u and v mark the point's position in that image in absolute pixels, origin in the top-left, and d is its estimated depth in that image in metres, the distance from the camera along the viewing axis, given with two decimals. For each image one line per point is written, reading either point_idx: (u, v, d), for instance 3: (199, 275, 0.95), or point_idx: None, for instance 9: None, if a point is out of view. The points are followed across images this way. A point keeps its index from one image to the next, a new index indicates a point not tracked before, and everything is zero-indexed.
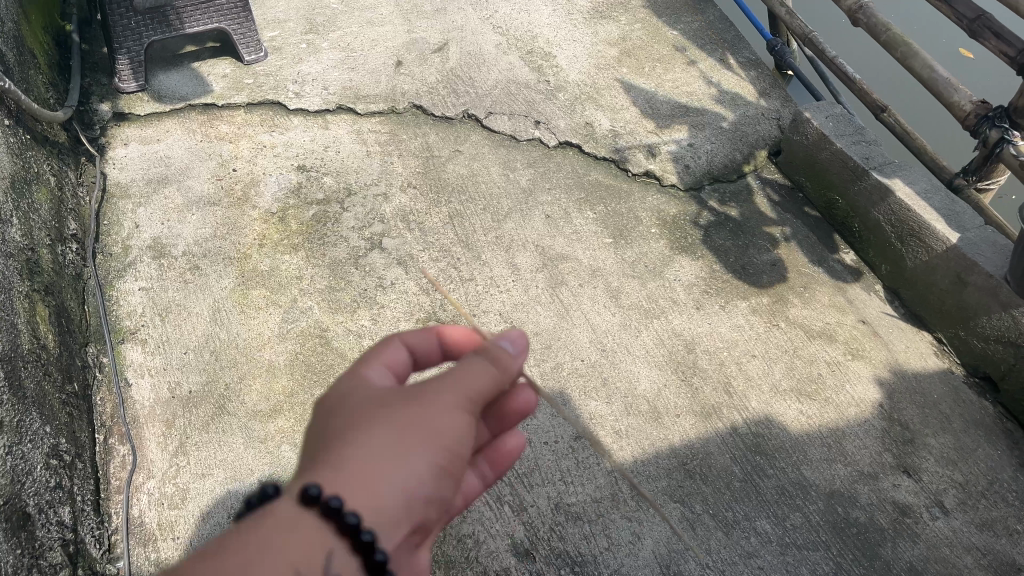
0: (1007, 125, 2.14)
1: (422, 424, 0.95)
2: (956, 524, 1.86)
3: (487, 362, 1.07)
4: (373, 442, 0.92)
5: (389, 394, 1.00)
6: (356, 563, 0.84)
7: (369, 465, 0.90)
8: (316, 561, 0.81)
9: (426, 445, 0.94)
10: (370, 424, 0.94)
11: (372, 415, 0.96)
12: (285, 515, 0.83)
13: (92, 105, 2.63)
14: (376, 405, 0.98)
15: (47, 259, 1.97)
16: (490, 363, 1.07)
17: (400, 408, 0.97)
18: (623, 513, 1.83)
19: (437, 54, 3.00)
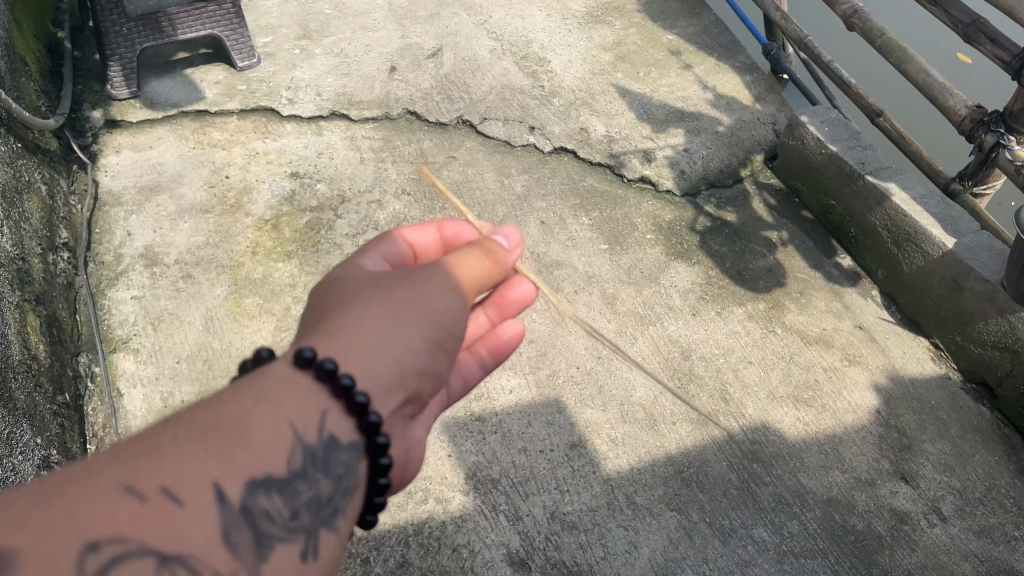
0: (1003, 130, 2.15)
1: (417, 297, 1.06)
2: (954, 531, 1.86)
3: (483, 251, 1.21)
4: (371, 311, 1.02)
5: (394, 273, 1.11)
6: (346, 424, 0.94)
7: (369, 332, 1.00)
8: (307, 420, 0.91)
9: (420, 317, 1.05)
10: (369, 296, 1.04)
11: (371, 289, 1.05)
12: (281, 376, 0.92)
13: (84, 112, 2.61)
14: (379, 281, 1.08)
15: (38, 268, 1.96)
16: (486, 252, 1.22)
17: (396, 282, 1.07)
18: (620, 522, 1.82)
19: (431, 59, 2.99)
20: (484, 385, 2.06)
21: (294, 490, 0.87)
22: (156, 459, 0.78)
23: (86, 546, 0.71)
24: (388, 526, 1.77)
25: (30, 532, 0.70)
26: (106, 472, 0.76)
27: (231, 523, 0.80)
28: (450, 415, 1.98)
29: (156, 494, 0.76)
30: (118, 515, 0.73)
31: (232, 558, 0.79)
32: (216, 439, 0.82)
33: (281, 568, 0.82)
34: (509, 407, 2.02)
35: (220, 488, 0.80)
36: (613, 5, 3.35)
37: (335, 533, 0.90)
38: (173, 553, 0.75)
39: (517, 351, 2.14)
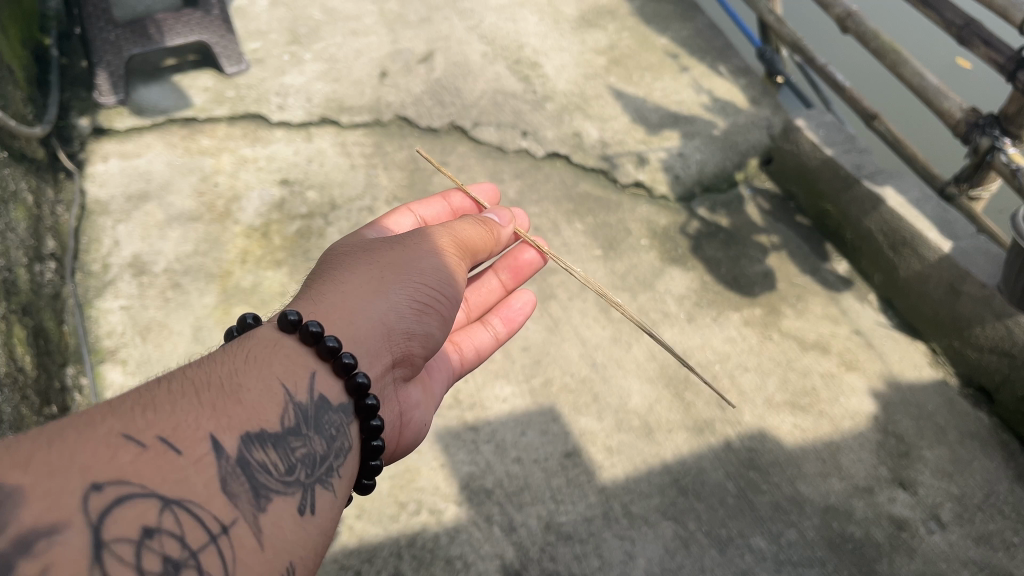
0: (998, 132, 2.12)
1: (403, 266, 1.32)
2: (953, 538, 1.83)
3: (467, 232, 1.49)
4: (363, 278, 1.28)
5: (386, 242, 1.39)
6: (332, 383, 1.14)
7: (360, 294, 1.26)
8: (297, 381, 1.10)
9: (404, 282, 1.31)
10: (361, 266, 1.31)
11: (365, 260, 1.33)
12: (274, 341, 1.13)
13: (71, 120, 2.58)
14: (376, 247, 1.37)
15: (24, 278, 1.92)
16: (470, 234, 1.49)
17: (389, 251, 1.35)
18: (615, 532, 1.79)
19: (422, 64, 2.96)
20: (478, 394, 2.04)
21: (285, 445, 1.02)
22: (157, 416, 0.93)
23: (91, 486, 0.82)
24: (380, 538, 1.75)
25: (40, 475, 0.81)
26: (108, 428, 0.89)
27: (227, 472, 0.93)
28: (443, 425, 1.96)
29: (156, 444, 0.90)
30: (120, 461, 0.86)
31: (229, 503, 0.91)
32: (212, 400, 0.99)
33: (281, 511, 0.96)
34: (503, 416, 2.00)
35: (215, 440, 0.95)
36: (605, 8, 3.33)
37: (327, 489, 1.04)
38: (174, 497, 0.87)
39: (511, 360, 2.12)
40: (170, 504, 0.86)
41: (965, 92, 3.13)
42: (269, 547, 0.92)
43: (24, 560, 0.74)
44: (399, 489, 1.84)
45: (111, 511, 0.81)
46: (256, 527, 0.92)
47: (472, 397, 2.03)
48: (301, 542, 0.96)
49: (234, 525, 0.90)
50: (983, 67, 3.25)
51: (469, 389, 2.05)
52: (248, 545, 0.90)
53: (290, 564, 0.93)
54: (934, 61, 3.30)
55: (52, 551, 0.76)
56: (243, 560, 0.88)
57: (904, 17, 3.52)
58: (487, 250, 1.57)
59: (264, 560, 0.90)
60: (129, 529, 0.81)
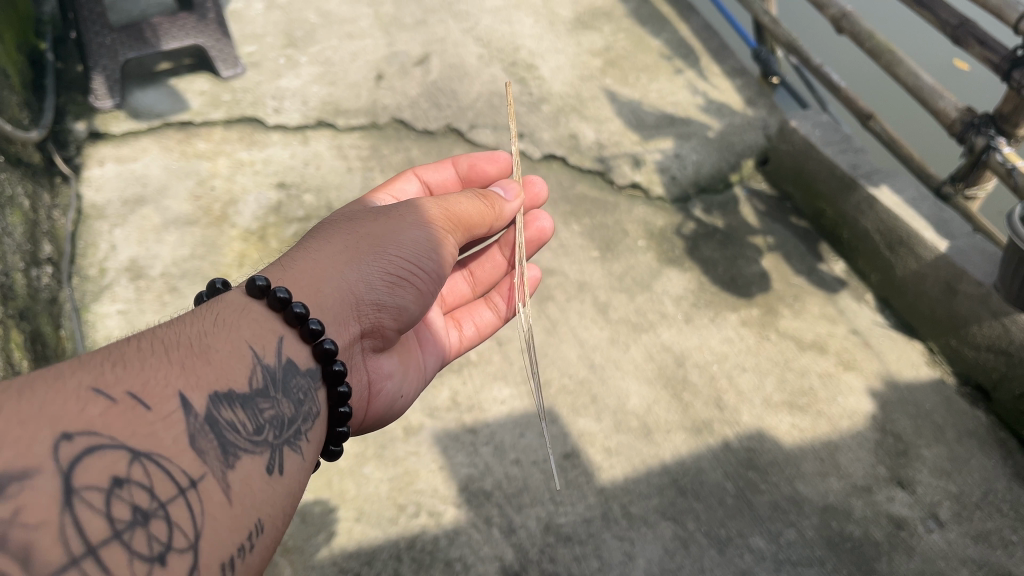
0: (993, 132, 2.14)
1: (381, 238, 1.31)
2: (952, 536, 1.84)
3: (463, 207, 1.45)
4: (338, 247, 1.28)
5: (372, 212, 1.38)
6: (300, 349, 1.13)
7: (332, 262, 1.25)
8: (265, 344, 1.08)
9: (379, 254, 1.30)
10: (340, 235, 1.30)
11: (345, 229, 1.33)
12: (242, 305, 1.11)
13: (67, 124, 2.58)
14: (359, 218, 1.36)
15: (21, 283, 1.91)
16: (466, 209, 1.46)
17: (372, 223, 1.34)
18: (615, 533, 1.79)
19: (418, 66, 2.97)
20: (476, 396, 2.04)
21: (253, 406, 1.01)
22: (125, 371, 0.90)
23: (61, 435, 0.78)
24: (380, 541, 1.75)
25: (8, 421, 0.76)
26: (76, 380, 0.85)
27: (196, 429, 0.91)
28: (441, 427, 1.97)
29: (125, 397, 0.87)
30: (89, 413, 0.82)
31: (198, 459, 0.89)
32: (181, 358, 0.96)
33: (250, 470, 0.94)
34: (502, 418, 2.00)
35: (184, 397, 0.92)
36: (601, 10, 3.34)
37: (294, 452, 1.03)
38: (143, 449, 0.84)
39: (509, 362, 2.12)
40: (141, 456, 0.83)
41: (959, 93, 3.13)
42: (238, 502, 0.90)
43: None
44: (398, 491, 1.84)
45: (82, 459, 0.78)
46: (225, 483, 0.90)
47: (470, 399, 2.03)
48: (270, 501, 0.95)
49: (205, 480, 0.88)
50: (980, 68, 3.26)
51: (467, 391, 2.05)
52: (217, 500, 0.88)
53: (258, 521, 0.92)
54: (933, 63, 3.29)
55: (24, 495, 0.72)
56: (213, 514, 0.86)
57: (899, 18, 3.52)
58: (486, 225, 1.54)
59: (233, 515, 0.89)
60: (100, 478, 0.78)
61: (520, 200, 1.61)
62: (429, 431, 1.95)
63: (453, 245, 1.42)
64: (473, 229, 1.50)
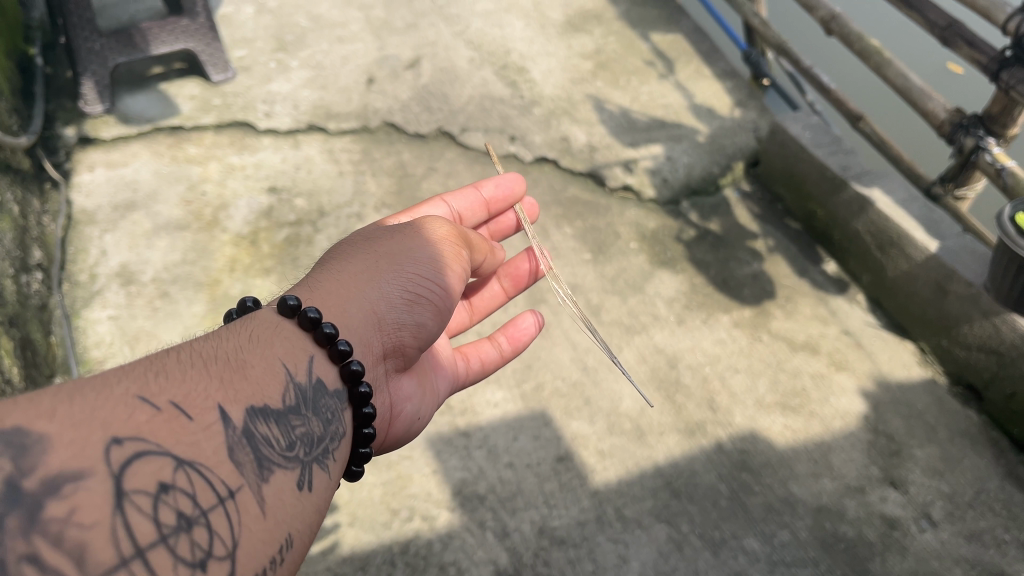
0: (982, 132, 2.14)
1: (399, 257, 1.29)
2: (945, 536, 1.84)
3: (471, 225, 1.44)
4: (358, 266, 1.25)
5: (387, 231, 1.35)
6: (328, 369, 1.11)
7: (353, 282, 1.23)
8: (296, 362, 1.06)
9: (398, 272, 1.27)
10: (358, 254, 1.28)
11: (363, 248, 1.30)
12: (274, 323, 1.09)
13: (57, 130, 2.56)
14: (375, 237, 1.33)
15: (11, 290, 1.90)
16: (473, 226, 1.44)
17: (389, 241, 1.32)
18: (609, 536, 1.79)
19: (409, 70, 2.96)
20: (469, 400, 2.04)
21: (286, 422, 0.99)
22: (168, 381, 0.89)
23: (112, 440, 0.78)
24: (373, 546, 1.74)
25: (62, 424, 0.77)
26: (122, 387, 0.85)
27: (234, 441, 0.89)
28: (434, 431, 1.96)
29: (169, 407, 0.86)
30: (136, 419, 0.82)
31: (237, 470, 0.88)
32: (220, 371, 0.96)
33: (283, 483, 0.92)
34: (495, 421, 2.00)
35: (223, 410, 0.91)
36: (592, 13, 3.34)
37: (322, 470, 1.00)
38: (187, 458, 0.83)
39: (502, 365, 2.12)
40: (184, 465, 0.82)
41: (953, 96, 3.14)
42: (272, 516, 0.89)
43: (49, 504, 0.71)
44: (391, 496, 1.84)
45: (132, 465, 0.78)
46: (260, 497, 0.88)
47: (463, 403, 2.03)
48: (299, 516, 0.93)
49: (242, 492, 0.87)
50: (973, 72, 3.27)
51: (460, 395, 2.05)
52: (253, 512, 0.86)
53: (289, 536, 0.90)
54: (927, 66, 3.30)
55: (78, 496, 0.73)
56: (248, 526, 0.85)
57: (893, 22, 3.53)
58: (481, 260, 1.53)
59: (267, 529, 0.87)
60: (147, 484, 0.77)
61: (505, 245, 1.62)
62: (421, 435, 1.95)
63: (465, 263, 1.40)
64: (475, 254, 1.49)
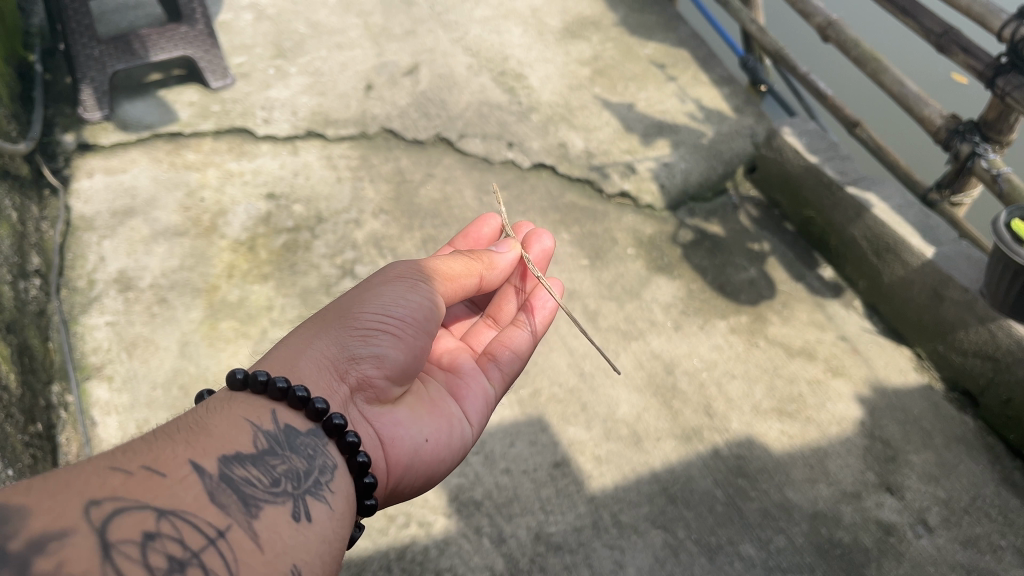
0: (978, 139, 2.15)
1: (348, 305, 1.29)
2: (940, 542, 1.84)
3: (440, 263, 1.42)
4: (308, 327, 1.27)
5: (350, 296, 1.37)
6: (294, 416, 1.10)
7: (300, 340, 1.24)
8: (258, 415, 1.07)
9: (345, 317, 1.27)
10: (310, 318, 1.30)
11: (319, 314, 1.32)
12: (225, 398, 1.09)
13: (56, 136, 2.57)
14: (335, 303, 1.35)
15: (9, 296, 1.90)
16: (444, 264, 1.43)
17: (342, 298, 1.33)
18: (605, 542, 1.80)
19: (407, 77, 2.98)
20: None
21: (265, 463, 1.01)
22: (137, 451, 0.93)
23: (90, 502, 0.82)
24: (370, 552, 1.74)
25: (39, 496, 0.81)
26: (92, 462, 0.89)
27: (214, 488, 0.93)
28: None
29: (141, 469, 0.90)
30: (110, 484, 0.86)
31: (221, 512, 0.91)
32: (184, 436, 0.98)
33: (275, 518, 0.95)
34: (491, 427, 2.00)
35: (196, 464, 0.94)
36: (589, 20, 3.35)
37: (319, 500, 1.02)
38: (169, 508, 0.87)
39: None
40: (167, 514, 0.86)
41: (950, 102, 3.15)
42: (270, 550, 0.91)
43: (37, 560, 0.75)
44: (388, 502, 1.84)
45: (113, 519, 0.82)
46: (252, 533, 0.91)
47: None
48: (302, 546, 0.95)
49: (231, 531, 0.89)
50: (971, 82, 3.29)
51: None
52: (247, 548, 0.89)
53: (294, 566, 0.92)
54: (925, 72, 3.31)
55: (64, 551, 0.77)
56: (245, 561, 0.88)
57: (891, 30, 3.55)
58: (475, 278, 1.50)
59: (266, 562, 0.90)
60: (131, 533, 0.81)
61: (516, 248, 1.63)
62: None
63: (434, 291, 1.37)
64: (464, 281, 1.47)
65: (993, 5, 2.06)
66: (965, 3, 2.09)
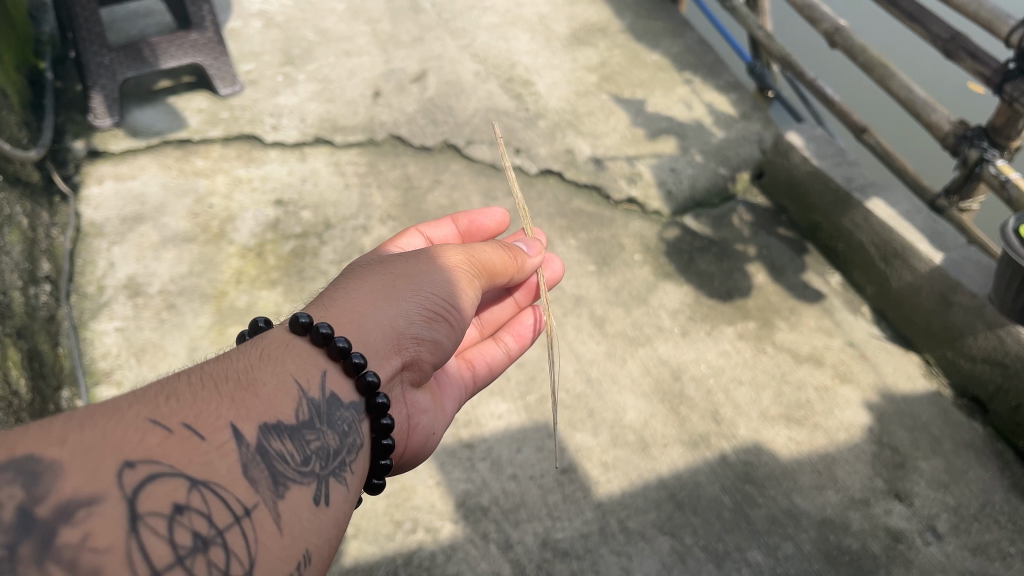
0: (986, 144, 2.15)
1: (417, 277, 1.30)
2: (950, 549, 1.83)
3: (492, 253, 1.47)
4: (375, 285, 1.27)
5: (403, 256, 1.37)
6: (343, 382, 1.12)
7: (371, 300, 1.24)
8: (308, 378, 1.07)
9: (416, 290, 1.29)
10: (374, 274, 1.30)
11: (378, 269, 1.31)
12: (285, 341, 1.10)
13: (66, 143, 2.59)
14: (392, 258, 1.35)
15: (19, 301, 1.91)
16: (494, 254, 1.48)
17: (403, 263, 1.33)
18: (612, 548, 1.79)
19: (415, 83, 2.99)
20: (474, 411, 2.05)
21: (300, 437, 1.00)
22: (179, 404, 0.91)
23: (124, 463, 0.80)
24: (377, 557, 1.75)
25: (74, 451, 0.79)
26: (134, 412, 0.87)
27: (247, 459, 0.91)
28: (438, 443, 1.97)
29: (180, 429, 0.88)
30: (149, 443, 0.84)
31: (251, 488, 0.89)
32: (229, 392, 0.97)
33: (299, 500, 0.94)
34: (499, 433, 2.00)
35: (236, 429, 0.92)
36: (597, 26, 3.36)
37: (339, 484, 1.01)
38: (201, 478, 0.85)
39: (507, 377, 2.13)
40: (198, 485, 0.84)
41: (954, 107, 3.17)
42: (289, 532, 0.90)
43: (63, 530, 0.73)
44: (395, 508, 1.84)
45: (145, 487, 0.80)
46: (277, 514, 0.90)
47: (467, 414, 2.04)
48: (318, 531, 0.94)
49: (257, 509, 0.88)
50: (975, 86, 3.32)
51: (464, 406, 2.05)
52: (269, 530, 0.88)
53: (308, 552, 0.91)
54: None
55: (91, 521, 0.75)
56: (266, 543, 0.86)
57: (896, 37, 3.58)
58: (509, 277, 1.54)
59: (283, 546, 0.88)
60: (161, 505, 0.79)
61: (542, 256, 1.65)
62: None
63: (482, 286, 1.42)
64: (501, 279, 1.52)
65: (1001, 10, 2.06)
66: (973, 8, 2.09)
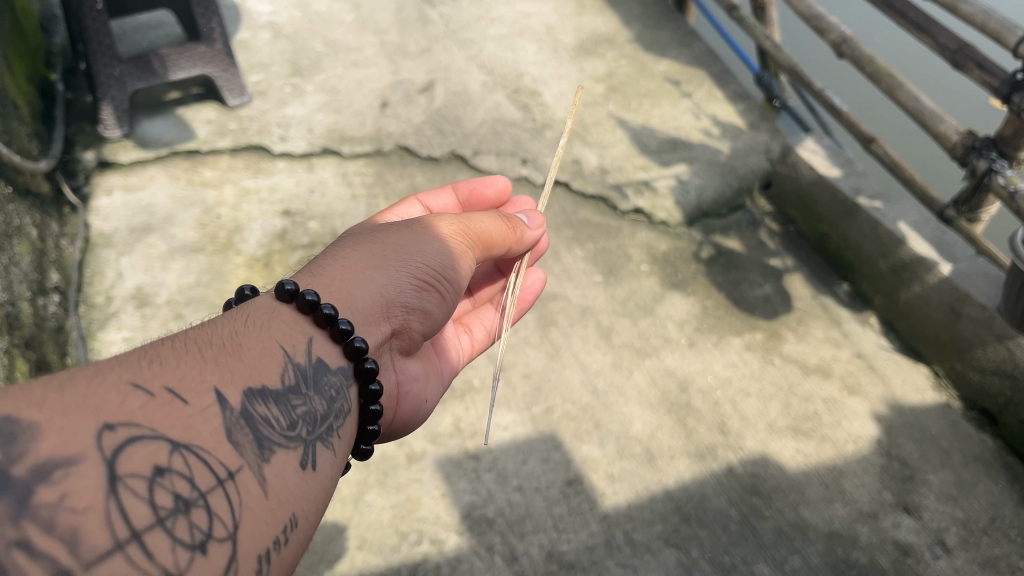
0: (995, 155, 2.13)
1: (409, 247, 1.32)
2: (958, 563, 1.82)
3: (484, 224, 1.48)
4: (366, 253, 1.28)
5: (395, 224, 1.38)
6: (330, 349, 1.13)
7: (360, 268, 1.24)
8: (294, 344, 1.08)
9: (406, 260, 1.30)
10: (366, 242, 1.30)
11: (370, 238, 1.32)
12: (271, 308, 1.11)
13: (76, 154, 2.61)
14: (385, 228, 1.36)
15: (27, 312, 1.92)
16: (486, 226, 1.49)
17: (396, 233, 1.34)
18: (618, 561, 1.79)
19: (422, 94, 3.00)
20: (479, 422, 2.04)
21: (285, 403, 1.00)
22: (162, 367, 0.89)
23: (104, 425, 0.78)
24: (382, 568, 1.75)
25: (52, 412, 0.76)
26: (115, 374, 0.85)
27: (231, 423, 0.90)
28: (444, 454, 1.97)
29: (163, 392, 0.86)
30: (129, 406, 0.81)
31: (235, 450, 0.88)
32: (215, 357, 0.96)
33: (284, 463, 0.94)
34: (504, 444, 2.00)
35: (220, 393, 0.91)
36: (604, 36, 3.37)
37: (325, 449, 1.02)
38: (184, 441, 0.83)
39: (513, 388, 2.13)
40: (181, 447, 0.82)
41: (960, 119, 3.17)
42: (274, 496, 0.90)
43: (39, 489, 0.70)
44: (400, 519, 1.84)
45: (126, 448, 0.78)
46: (261, 476, 0.89)
47: (472, 425, 2.04)
48: (303, 495, 0.94)
49: (242, 472, 0.87)
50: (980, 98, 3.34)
51: (470, 418, 2.05)
52: (253, 491, 0.87)
53: (293, 514, 0.92)
54: None
55: (69, 481, 0.72)
56: (250, 504, 0.86)
57: None
58: (506, 247, 1.57)
59: (269, 508, 0.88)
60: (142, 466, 0.77)
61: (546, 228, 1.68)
62: (431, 458, 1.96)
63: (473, 259, 1.44)
64: (496, 250, 1.54)
65: (1009, 21, 2.04)
66: (980, 20, 2.08)
